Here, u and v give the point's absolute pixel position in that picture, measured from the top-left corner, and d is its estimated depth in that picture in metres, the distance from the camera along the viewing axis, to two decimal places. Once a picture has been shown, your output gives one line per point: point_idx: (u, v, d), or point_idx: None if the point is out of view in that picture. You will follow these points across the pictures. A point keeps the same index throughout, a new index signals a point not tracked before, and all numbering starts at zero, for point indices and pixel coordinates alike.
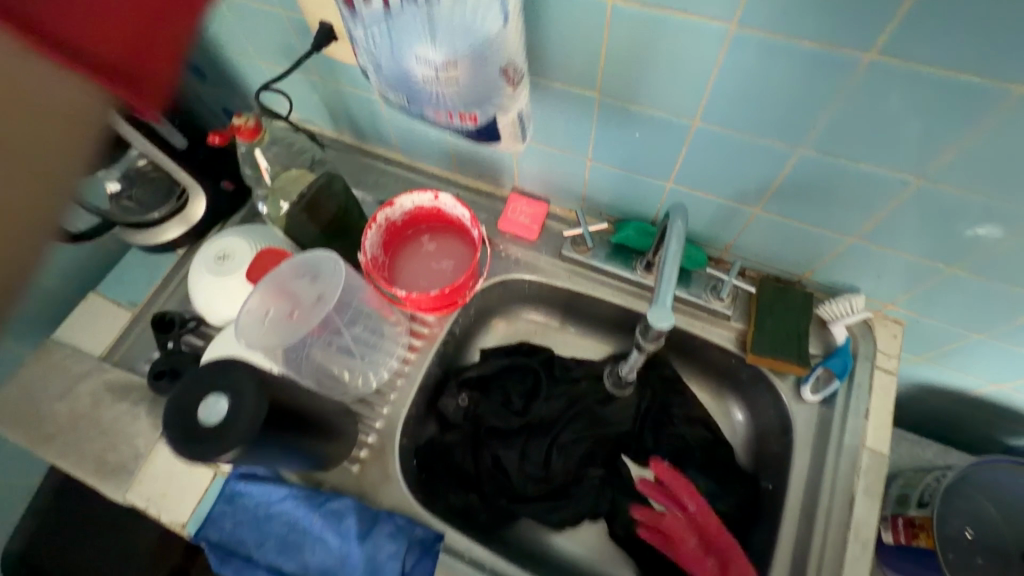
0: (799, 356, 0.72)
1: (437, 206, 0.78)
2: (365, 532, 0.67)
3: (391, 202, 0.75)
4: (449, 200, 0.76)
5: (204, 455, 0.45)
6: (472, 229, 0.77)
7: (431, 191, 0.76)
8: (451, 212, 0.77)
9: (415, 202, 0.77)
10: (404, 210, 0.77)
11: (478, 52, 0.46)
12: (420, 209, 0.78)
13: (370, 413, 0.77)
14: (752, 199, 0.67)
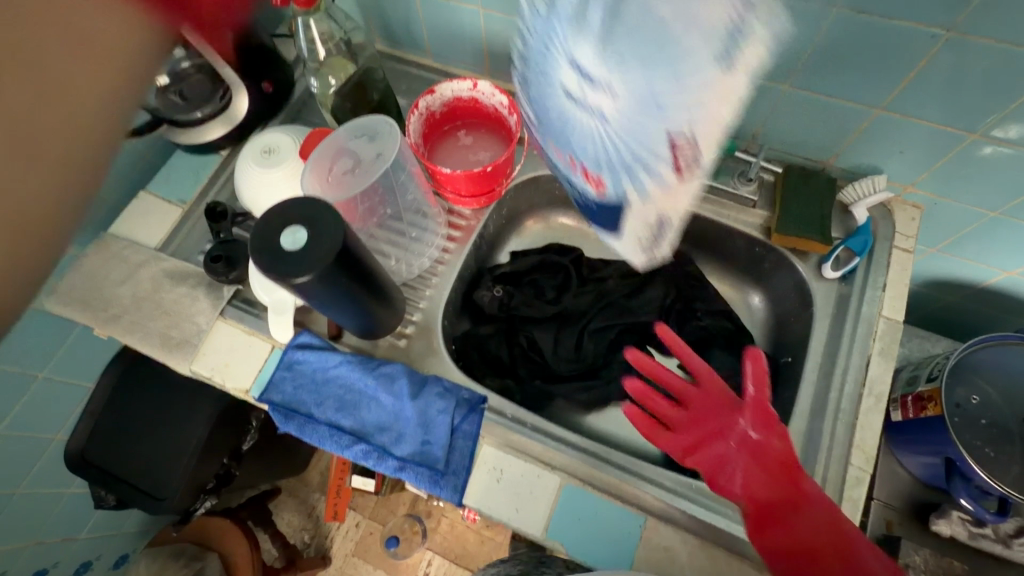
0: (822, 234, 0.76)
1: (475, 96, 0.80)
2: (416, 392, 0.73)
3: (432, 90, 0.78)
4: (487, 88, 0.78)
5: (291, 274, 0.50)
6: (510, 117, 0.79)
7: (469, 80, 0.78)
8: (489, 102, 0.80)
9: (454, 91, 0.79)
10: (443, 100, 0.79)
11: (641, 128, 0.37)
12: (458, 99, 0.80)
13: (414, 295, 0.82)
14: (783, 76, 0.70)
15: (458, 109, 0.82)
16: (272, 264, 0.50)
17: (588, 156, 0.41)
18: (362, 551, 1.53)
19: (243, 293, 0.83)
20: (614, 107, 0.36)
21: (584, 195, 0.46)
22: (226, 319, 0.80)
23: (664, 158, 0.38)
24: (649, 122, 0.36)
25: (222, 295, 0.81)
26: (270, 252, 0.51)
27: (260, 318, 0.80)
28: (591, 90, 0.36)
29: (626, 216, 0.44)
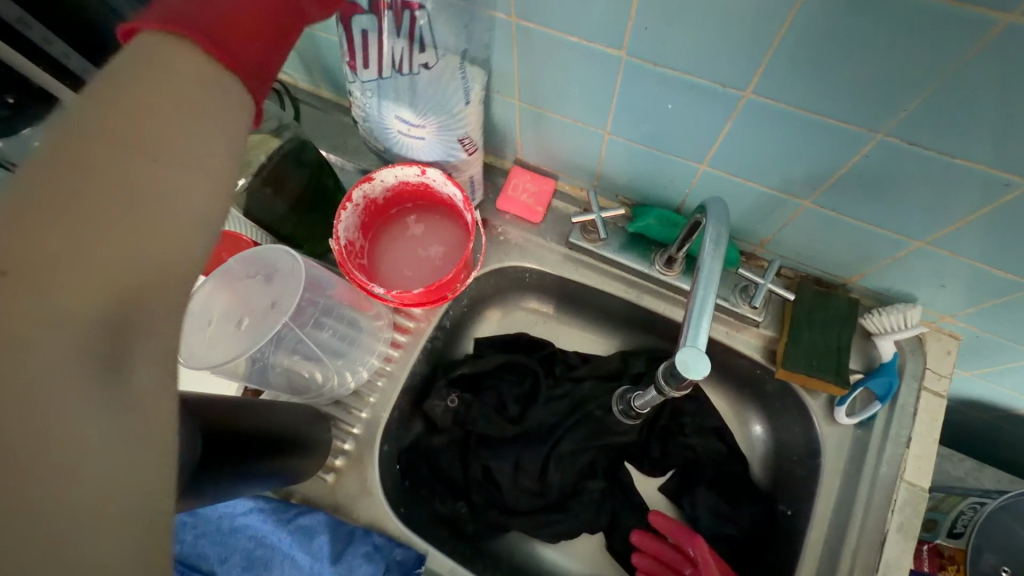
0: (836, 373, 0.63)
1: (425, 182, 0.65)
2: (339, 553, 0.61)
3: (370, 177, 0.63)
4: (437, 176, 0.63)
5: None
6: (466, 212, 0.65)
7: (417, 165, 0.62)
8: (441, 190, 0.65)
9: (398, 176, 0.64)
10: (385, 186, 0.65)
11: (445, 142, 0.62)
12: (404, 183, 0.65)
13: (348, 417, 0.68)
14: (803, 190, 0.56)
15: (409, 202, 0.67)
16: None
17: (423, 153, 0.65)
18: None
19: None
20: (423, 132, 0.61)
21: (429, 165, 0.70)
22: None
23: (458, 146, 0.64)
24: (449, 137, 0.61)
25: None
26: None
27: None
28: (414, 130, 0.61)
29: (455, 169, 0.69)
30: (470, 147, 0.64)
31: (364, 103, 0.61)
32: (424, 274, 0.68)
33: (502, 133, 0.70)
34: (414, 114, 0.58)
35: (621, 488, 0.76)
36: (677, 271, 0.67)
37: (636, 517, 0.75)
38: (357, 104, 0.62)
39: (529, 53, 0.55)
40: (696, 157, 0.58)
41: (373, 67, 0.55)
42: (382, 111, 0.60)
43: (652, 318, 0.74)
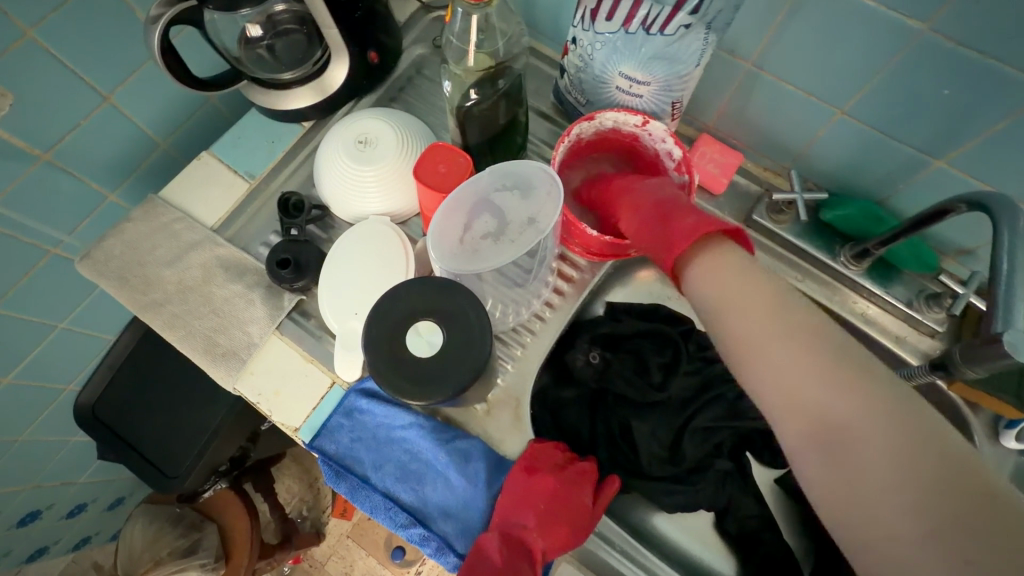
0: (1019, 397, 0.62)
1: (638, 133, 0.63)
2: (492, 479, 0.62)
3: (590, 116, 0.62)
4: (658, 130, 0.61)
5: (413, 391, 0.37)
6: (675, 174, 0.63)
7: (641, 114, 0.61)
8: (654, 146, 0.63)
9: (616, 120, 0.62)
10: (599, 128, 0.63)
11: (658, 104, 0.62)
12: (617, 130, 0.64)
13: (505, 351, 0.69)
14: None
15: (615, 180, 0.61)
16: (389, 373, 0.37)
17: None
18: (358, 535, 1.50)
19: (305, 304, 0.70)
20: (644, 93, 0.60)
21: None
22: (282, 335, 0.68)
23: (666, 112, 0.63)
24: (666, 100, 0.61)
25: (282, 304, 0.69)
26: (390, 354, 0.37)
27: (322, 343, 0.68)
28: (637, 87, 0.60)
29: None
30: (678, 112, 0.63)
31: (587, 51, 0.60)
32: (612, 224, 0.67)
33: (708, 96, 0.67)
34: (644, 69, 0.57)
35: (741, 473, 0.76)
36: (863, 266, 0.66)
37: (756, 504, 0.74)
38: (579, 52, 0.61)
39: (804, 11, 0.52)
40: (936, 151, 0.56)
41: (617, 20, 0.54)
42: (608, 64, 0.59)
43: None
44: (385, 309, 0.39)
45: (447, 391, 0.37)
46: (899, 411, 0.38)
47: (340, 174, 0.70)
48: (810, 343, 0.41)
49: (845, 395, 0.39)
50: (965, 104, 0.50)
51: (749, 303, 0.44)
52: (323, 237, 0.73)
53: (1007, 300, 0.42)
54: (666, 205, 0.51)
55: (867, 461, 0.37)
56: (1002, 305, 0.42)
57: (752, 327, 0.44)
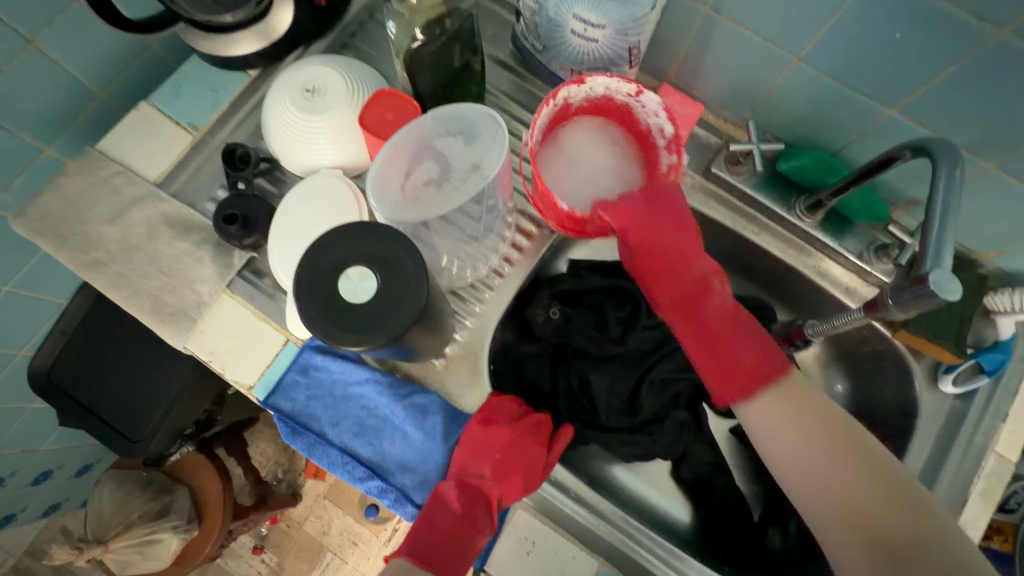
0: (956, 343, 0.64)
1: (629, 103, 0.62)
2: (450, 433, 0.62)
3: (581, 79, 0.60)
4: (650, 104, 0.61)
5: (352, 336, 0.36)
6: (665, 153, 0.64)
7: (635, 83, 0.59)
8: (644, 119, 0.63)
9: (609, 88, 0.61)
10: (589, 93, 0.62)
11: (615, 51, 0.59)
12: (608, 97, 0.62)
13: (463, 308, 0.69)
14: (995, 151, 0.54)
15: (656, 196, 0.65)
16: (325, 321, 0.36)
17: (585, 65, 0.63)
18: (334, 495, 1.52)
19: (257, 262, 0.68)
20: (600, 37, 0.58)
21: None
22: (233, 293, 0.66)
23: (625, 59, 0.61)
24: (623, 44, 0.58)
25: (232, 262, 0.67)
26: (327, 302, 0.36)
27: (275, 302, 0.66)
28: (592, 31, 0.57)
29: None
30: (636, 59, 0.60)
31: None
32: (587, 198, 0.65)
33: (667, 43, 0.65)
34: (599, 10, 0.55)
35: (698, 424, 0.79)
36: (816, 219, 0.67)
37: (710, 452, 0.77)
38: None
39: None
40: (888, 100, 0.56)
41: None
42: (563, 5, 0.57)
43: (769, 268, 0.74)
44: (319, 255, 0.37)
45: (387, 335, 0.36)
46: (899, 496, 0.51)
47: (289, 126, 0.66)
48: (847, 458, 0.53)
49: (873, 485, 0.52)
50: (920, 48, 0.50)
51: (812, 437, 0.55)
52: (273, 190, 0.71)
53: (939, 233, 0.42)
54: (736, 317, 0.63)
55: (891, 487, 0.51)
56: (934, 236, 0.42)
57: (805, 455, 0.55)
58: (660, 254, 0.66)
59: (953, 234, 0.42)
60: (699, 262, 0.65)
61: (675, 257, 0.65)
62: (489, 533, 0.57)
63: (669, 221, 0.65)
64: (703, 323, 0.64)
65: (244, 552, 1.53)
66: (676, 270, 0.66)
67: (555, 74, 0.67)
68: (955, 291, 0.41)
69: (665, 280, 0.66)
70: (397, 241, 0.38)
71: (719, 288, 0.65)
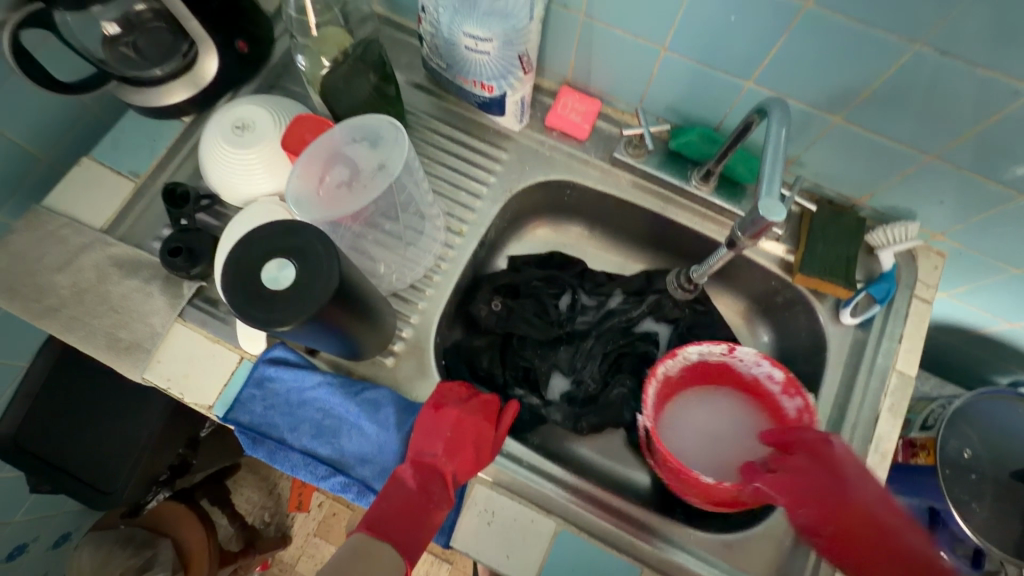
0: (846, 278, 0.72)
1: (724, 358, 0.72)
2: (402, 422, 0.66)
3: (676, 353, 0.70)
4: (748, 356, 0.70)
5: (278, 318, 0.41)
6: (784, 396, 0.68)
7: (726, 344, 0.70)
8: (746, 368, 0.71)
9: (704, 353, 0.71)
10: (683, 361, 0.72)
11: (506, 60, 0.67)
12: (703, 360, 0.73)
13: (405, 307, 0.74)
14: (837, 106, 0.63)
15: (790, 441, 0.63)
16: (253, 308, 0.41)
17: (484, 76, 0.70)
18: (324, 532, 1.50)
19: (206, 290, 0.73)
20: (489, 49, 0.65)
21: (480, 96, 0.74)
22: (185, 321, 0.70)
23: (517, 66, 0.68)
24: (511, 53, 0.66)
25: (181, 292, 0.71)
26: (252, 292, 0.41)
27: (226, 324, 0.70)
28: (481, 44, 0.65)
29: (505, 99, 0.74)
30: (527, 66, 0.68)
31: (434, 17, 0.66)
32: (701, 457, 0.72)
33: (558, 52, 0.74)
34: (483, 23, 0.63)
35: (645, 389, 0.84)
36: (712, 186, 0.75)
37: None
38: (428, 19, 0.67)
39: None
40: (743, 74, 0.65)
41: None
42: (453, 25, 0.65)
43: (683, 237, 0.81)
44: (244, 252, 0.43)
45: (307, 314, 0.41)
46: None
47: (221, 160, 0.72)
48: None
49: None
50: (754, 27, 0.59)
51: None
52: (215, 224, 0.76)
53: (772, 163, 0.48)
54: (896, 507, 0.52)
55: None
56: (770, 164, 0.49)
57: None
58: (826, 495, 0.55)
59: (781, 165, 0.49)
60: (824, 458, 0.57)
61: (831, 473, 0.56)
62: (445, 505, 0.61)
63: (825, 471, 0.56)
64: (863, 530, 0.52)
65: None
66: (815, 472, 0.57)
67: (462, 89, 0.75)
68: (782, 215, 0.45)
69: (835, 533, 0.54)
70: (310, 233, 0.43)
71: (820, 438, 0.60)
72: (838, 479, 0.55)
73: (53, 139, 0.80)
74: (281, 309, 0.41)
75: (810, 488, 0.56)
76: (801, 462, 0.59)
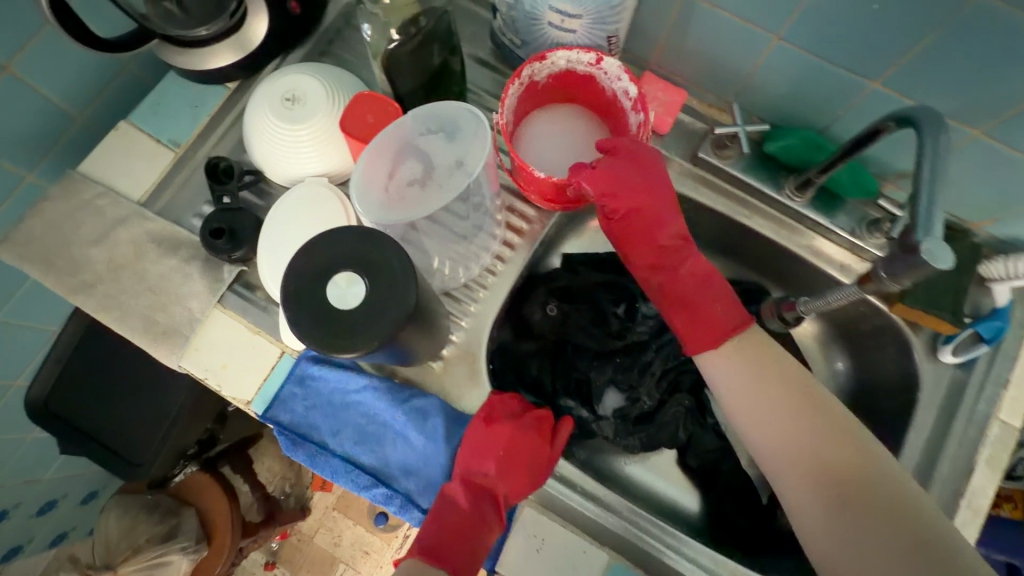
0: (953, 313, 0.64)
1: (593, 71, 0.61)
2: (450, 435, 0.62)
3: (544, 55, 0.59)
4: (614, 67, 0.59)
5: (347, 344, 0.35)
6: (630, 113, 0.62)
7: (594, 52, 0.58)
8: (610, 85, 0.61)
9: (570, 59, 0.59)
10: (550, 67, 0.61)
11: (595, 39, 0.59)
12: (570, 69, 0.61)
13: (457, 309, 0.68)
14: (980, 119, 0.54)
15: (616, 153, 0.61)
16: (319, 329, 0.36)
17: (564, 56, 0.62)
18: (343, 507, 1.50)
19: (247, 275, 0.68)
20: (577, 25, 0.57)
21: None
22: (224, 308, 0.66)
23: (604, 47, 0.60)
24: (601, 31, 0.58)
25: (221, 276, 0.66)
26: (316, 310, 0.36)
27: (267, 313, 0.65)
28: (569, 20, 0.57)
29: None
30: (615, 47, 0.60)
31: None
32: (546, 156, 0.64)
33: (647, 31, 0.65)
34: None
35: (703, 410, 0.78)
36: (808, 198, 0.67)
37: (715, 436, 0.75)
38: None
39: None
40: (869, 72, 0.56)
41: None
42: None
43: (763, 249, 0.73)
44: (308, 262, 0.37)
45: (381, 340, 0.36)
46: (844, 434, 0.51)
47: (269, 136, 0.66)
48: (829, 438, 0.51)
49: (806, 427, 0.52)
50: (900, 18, 0.49)
51: (760, 392, 0.55)
52: (259, 203, 0.70)
53: (930, 199, 0.42)
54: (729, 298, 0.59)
55: (810, 393, 0.54)
56: (924, 201, 0.42)
57: (748, 386, 0.56)
58: (649, 240, 0.61)
59: (943, 210, 0.42)
60: (669, 222, 0.61)
61: (659, 218, 0.61)
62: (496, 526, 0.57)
63: (677, 240, 0.61)
64: (696, 291, 0.60)
65: (256, 569, 1.50)
66: (649, 226, 0.61)
67: None
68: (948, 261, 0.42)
69: (699, 315, 0.59)
70: (383, 243, 0.37)
71: (674, 226, 0.61)
72: (660, 214, 0.60)
73: (89, 99, 0.74)
74: (352, 333, 0.36)
75: (661, 231, 0.61)
76: (640, 207, 0.60)
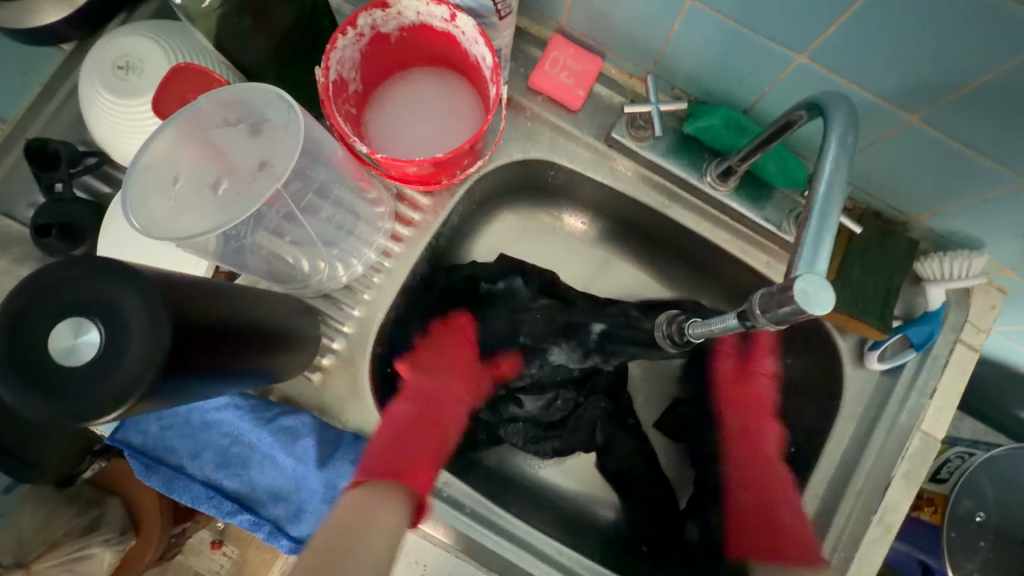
0: (881, 318, 0.58)
1: (451, 32, 0.52)
2: (325, 458, 0.55)
3: (385, 3, 0.49)
4: (469, 27, 0.50)
5: (86, 411, 0.29)
6: (491, 85, 0.52)
7: (447, 5, 0.49)
8: (469, 49, 0.52)
9: (421, 14, 0.50)
10: (401, 21, 0.51)
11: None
12: (426, 26, 0.52)
13: (337, 313, 0.60)
14: (917, 102, 0.47)
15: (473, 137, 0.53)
16: (49, 396, 0.29)
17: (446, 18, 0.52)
18: None
19: None
20: None
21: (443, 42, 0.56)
22: None
23: (490, 9, 0.49)
24: None
25: None
26: (42, 372, 0.29)
27: None
28: None
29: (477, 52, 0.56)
30: (504, 10, 0.49)
31: None
32: (401, 130, 0.56)
33: None
34: None
35: (618, 408, 0.72)
36: (730, 187, 0.59)
37: (631, 438, 0.71)
38: None
39: None
40: (794, 44, 0.47)
41: None
42: None
43: (687, 241, 0.66)
44: (27, 309, 0.30)
45: (128, 399, 0.29)
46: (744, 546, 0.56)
47: (101, 114, 0.55)
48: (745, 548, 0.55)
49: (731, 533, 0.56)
50: None
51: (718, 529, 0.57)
52: (108, 191, 0.61)
53: (826, 186, 0.34)
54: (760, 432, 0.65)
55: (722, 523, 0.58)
56: (828, 171, 0.35)
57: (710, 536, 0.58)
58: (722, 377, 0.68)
59: (843, 179, 0.35)
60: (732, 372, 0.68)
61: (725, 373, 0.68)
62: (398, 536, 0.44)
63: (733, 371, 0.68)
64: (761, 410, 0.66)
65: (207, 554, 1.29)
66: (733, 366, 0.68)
67: None
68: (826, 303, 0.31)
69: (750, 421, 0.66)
70: (129, 288, 0.30)
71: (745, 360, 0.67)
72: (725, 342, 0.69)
73: None
74: (86, 397, 0.29)
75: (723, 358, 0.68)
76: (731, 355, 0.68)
